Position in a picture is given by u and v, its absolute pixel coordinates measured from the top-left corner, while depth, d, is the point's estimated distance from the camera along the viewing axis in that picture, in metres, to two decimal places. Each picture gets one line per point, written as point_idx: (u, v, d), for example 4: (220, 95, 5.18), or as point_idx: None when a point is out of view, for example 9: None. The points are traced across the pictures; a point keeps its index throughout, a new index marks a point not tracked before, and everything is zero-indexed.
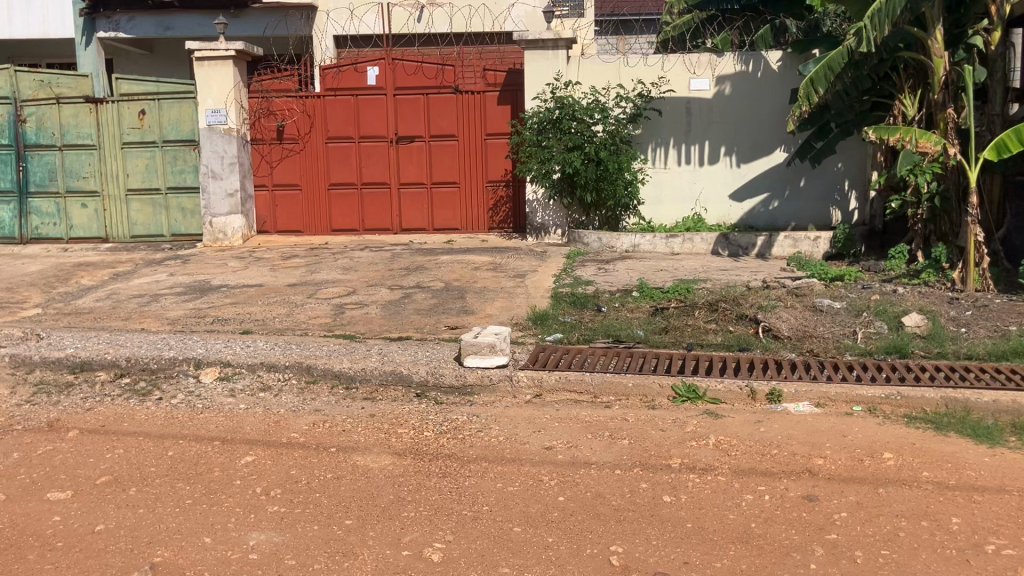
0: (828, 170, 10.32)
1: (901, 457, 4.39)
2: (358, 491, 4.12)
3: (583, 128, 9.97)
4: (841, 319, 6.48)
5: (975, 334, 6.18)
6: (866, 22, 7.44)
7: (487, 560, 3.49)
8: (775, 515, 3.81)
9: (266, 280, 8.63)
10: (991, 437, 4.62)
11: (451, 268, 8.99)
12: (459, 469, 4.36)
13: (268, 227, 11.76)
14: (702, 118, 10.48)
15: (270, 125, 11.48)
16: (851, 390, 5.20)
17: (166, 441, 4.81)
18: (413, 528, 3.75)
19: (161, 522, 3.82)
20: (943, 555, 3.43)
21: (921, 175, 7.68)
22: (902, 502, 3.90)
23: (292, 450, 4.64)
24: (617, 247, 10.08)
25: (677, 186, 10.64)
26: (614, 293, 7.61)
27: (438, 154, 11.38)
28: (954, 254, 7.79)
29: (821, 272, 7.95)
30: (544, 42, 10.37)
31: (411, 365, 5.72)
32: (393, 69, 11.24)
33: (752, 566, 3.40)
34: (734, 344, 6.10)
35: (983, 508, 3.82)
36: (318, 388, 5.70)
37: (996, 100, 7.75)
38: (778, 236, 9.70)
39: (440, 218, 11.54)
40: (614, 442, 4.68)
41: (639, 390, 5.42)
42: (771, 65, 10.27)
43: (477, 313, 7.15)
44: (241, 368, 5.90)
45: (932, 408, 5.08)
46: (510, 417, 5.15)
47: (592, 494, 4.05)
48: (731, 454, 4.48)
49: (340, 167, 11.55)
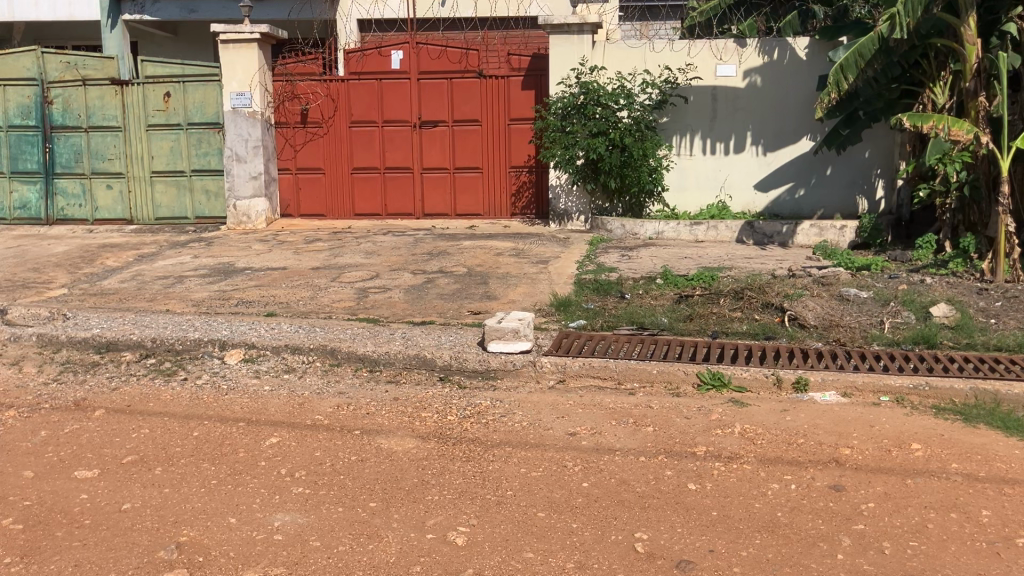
0: (854, 158, 10.22)
1: (929, 448, 4.34)
2: (382, 474, 4.13)
3: (607, 114, 9.91)
4: (868, 308, 6.38)
5: (1006, 325, 6.11)
6: (899, 9, 7.36)
7: (511, 545, 3.48)
8: (801, 505, 3.78)
9: (289, 263, 8.65)
10: (1020, 429, 4.56)
11: (473, 253, 8.96)
12: (482, 454, 4.36)
13: (290, 210, 11.78)
14: (728, 105, 10.38)
15: (294, 109, 11.49)
16: (878, 380, 5.15)
17: (191, 422, 4.83)
18: (437, 511, 3.75)
19: (187, 502, 3.84)
20: (973, 548, 3.39)
21: (950, 164, 7.61)
22: (931, 494, 3.85)
23: (315, 432, 4.65)
24: (641, 234, 10.03)
25: (701, 174, 10.56)
26: (638, 280, 7.58)
27: (461, 140, 11.35)
28: (983, 244, 7.72)
29: (847, 261, 7.92)
30: (569, 27, 10.31)
31: (435, 349, 5.71)
32: (418, 54, 11.22)
33: (778, 555, 3.37)
34: (760, 333, 6.06)
35: (1014, 500, 3.77)
36: (342, 371, 5.70)
37: None
38: (803, 224, 9.63)
39: (462, 203, 11.52)
40: (638, 430, 4.65)
41: (663, 377, 5.38)
42: (798, 52, 10.17)
43: (500, 298, 7.15)
44: (265, 351, 5.93)
45: (961, 399, 5.03)
46: (534, 402, 5.15)
47: (616, 481, 4.03)
48: (757, 443, 4.44)
49: (363, 151, 11.53)
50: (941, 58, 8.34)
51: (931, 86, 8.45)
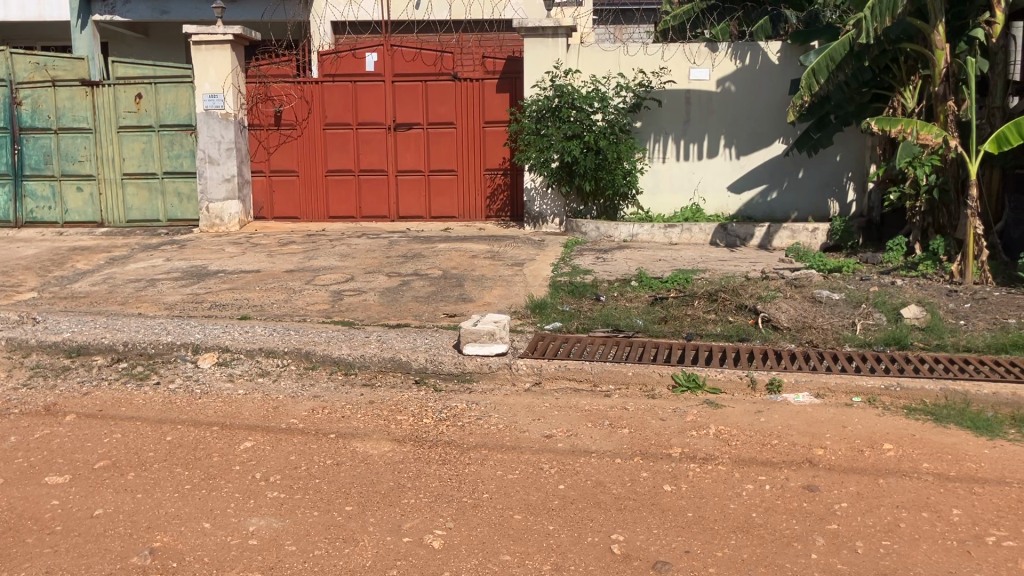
0: (826, 161, 10.32)
1: (901, 448, 4.39)
2: (359, 477, 4.11)
3: (582, 117, 9.96)
4: (840, 309, 6.43)
5: (975, 326, 6.19)
6: (867, 14, 7.40)
7: (488, 547, 3.48)
8: (775, 505, 3.82)
9: (263, 266, 8.60)
10: (991, 429, 4.62)
11: (449, 256, 8.96)
12: (458, 457, 4.35)
13: (264, 212, 11.71)
14: (701, 109, 10.45)
15: (267, 111, 11.42)
16: (851, 381, 5.20)
17: (164, 426, 4.79)
18: (414, 515, 3.74)
19: (160, 507, 3.80)
20: (944, 546, 3.44)
21: (921, 167, 7.76)
22: (902, 493, 3.90)
23: (291, 436, 4.62)
24: (615, 236, 10.07)
25: (675, 177, 10.62)
26: (613, 282, 7.61)
27: (436, 142, 11.33)
28: (952, 247, 7.86)
29: (820, 263, 8.02)
30: (544, 30, 10.33)
31: (410, 352, 5.69)
32: (392, 56, 11.19)
33: (753, 556, 3.40)
34: (734, 334, 6.11)
35: (983, 499, 3.82)
36: (317, 374, 5.68)
37: (997, 92, 7.85)
38: (777, 228, 9.70)
39: (437, 206, 11.50)
40: (614, 431, 4.67)
41: (639, 379, 5.41)
42: (771, 56, 10.25)
43: (476, 300, 7.15)
44: (239, 354, 5.88)
45: (931, 399, 5.09)
46: (511, 404, 5.15)
47: (592, 483, 4.05)
48: (732, 443, 4.48)
49: (337, 153, 11.49)
50: (912, 63, 8.48)
51: (901, 91, 8.58)
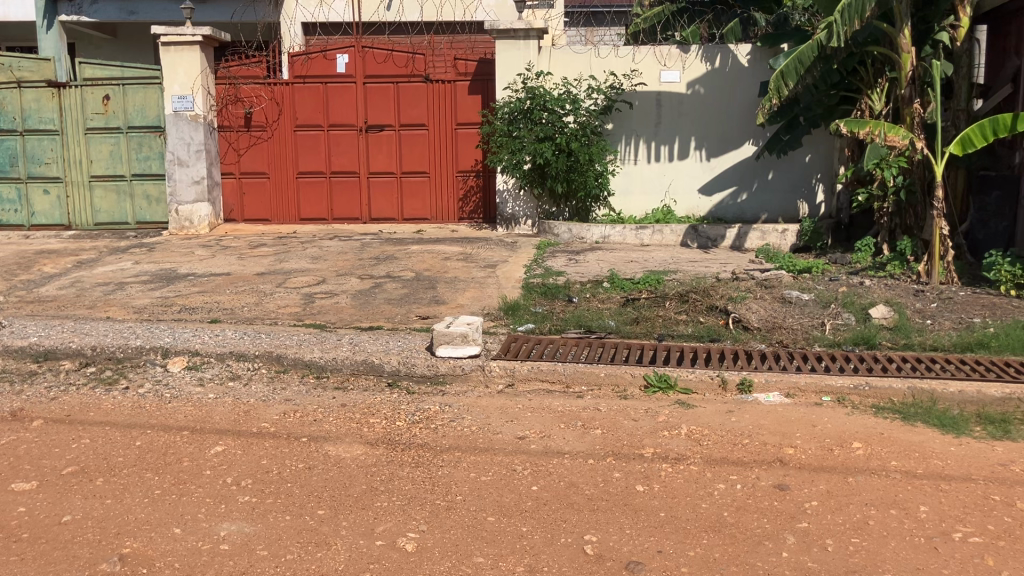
0: (795, 163, 10.42)
1: (870, 446, 4.44)
2: (331, 481, 4.09)
3: (554, 119, 9.97)
4: (809, 310, 6.50)
5: (941, 326, 6.27)
6: (836, 18, 7.48)
7: (461, 550, 3.47)
8: (746, 504, 3.85)
9: (233, 268, 8.54)
10: (957, 427, 4.69)
11: (421, 258, 8.94)
12: (431, 459, 4.34)
13: (234, 215, 11.63)
14: (672, 111, 10.52)
15: (237, 112, 11.34)
16: (820, 380, 5.25)
17: (133, 431, 4.74)
18: (386, 518, 3.73)
19: (130, 513, 3.76)
20: (912, 543, 3.48)
21: (888, 169, 7.86)
22: (871, 491, 3.95)
23: (262, 440, 4.59)
24: (587, 238, 10.10)
25: (646, 179, 10.68)
26: (586, 284, 7.64)
27: (407, 144, 11.31)
28: (919, 248, 7.96)
29: (790, 265, 8.09)
30: (515, 33, 10.34)
31: (383, 355, 5.67)
32: (363, 58, 11.16)
33: (725, 555, 3.42)
34: (705, 335, 6.16)
35: (950, 496, 3.88)
36: (288, 377, 5.64)
37: (961, 95, 8.05)
38: (748, 229, 9.78)
39: (409, 208, 11.48)
40: (587, 432, 4.69)
41: (611, 380, 5.43)
42: (740, 59, 10.34)
43: (449, 303, 7.14)
44: (210, 357, 5.83)
45: (899, 398, 5.15)
46: (483, 406, 5.15)
47: (565, 484, 4.06)
48: (703, 443, 4.51)
49: (308, 155, 11.43)
50: (878, 66, 8.57)
51: (868, 93, 8.67)
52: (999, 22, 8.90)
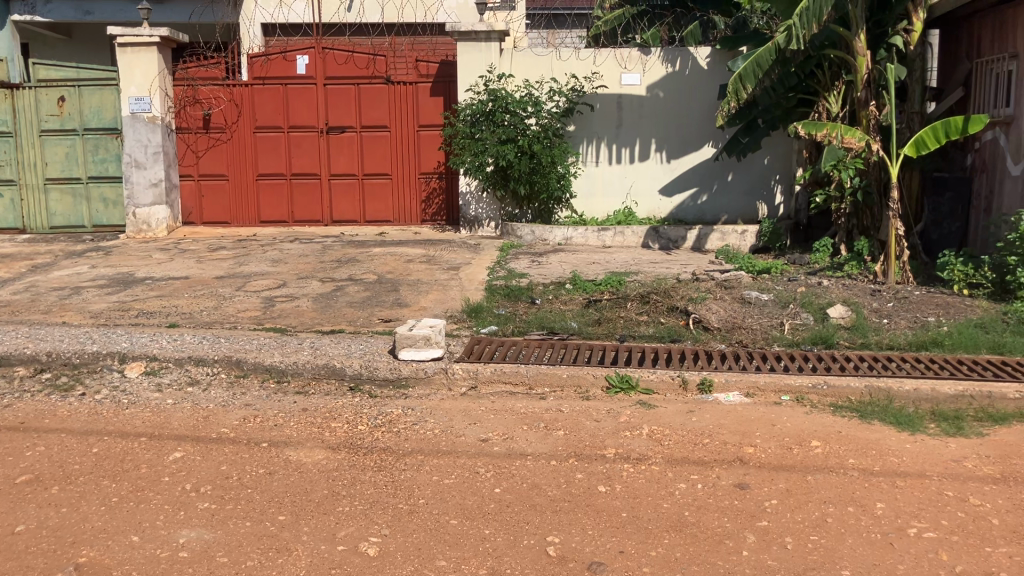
0: (754, 165, 10.53)
1: (828, 444, 4.50)
2: (292, 486, 4.06)
3: (516, 121, 9.98)
4: (768, 310, 6.58)
5: (897, 325, 6.37)
6: (794, 21, 7.56)
7: (423, 553, 3.46)
8: (707, 503, 3.88)
9: (192, 272, 8.43)
10: (912, 425, 4.77)
11: (383, 260, 8.90)
12: (394, 463, 4.33)
13: (193, 218, 11.49)
14: (633, 113, 10.58)
15: (196, 114, 11.21)
16: (779, 380, 5.31)
17: (90, 438, 4.67)
18: (348, 522, 3.71)
19: (86, 521, 3.70)
20: (868, 539, 3.54)
21: (845, 171, 8.00)
22: (829, 489, 4.00)
23: (222, 446, 4.54)
24: (550, 239, 10.13)
25: (608, 181, 10.73)
26: (548, 285, 7.66)
27: (368, 146, 11.25)
28: (876, 248, 8.09)
29: (749, 265, 8.18)
30: (476, 35, 10.35)
31: (344, 358, 5.64)
32: (323, 59, 11.09)
33: (686, 554, 3.45)
34: (666, 335, 6.20)
35: (905, 493, 3.94)
36: (248, 382, 5.59)
37: (914, 98, 8.08)
38: (708, 232, 9.90)
39: (371, 210, 11.42)
40: (550, 434, 4.70)
41: (573, 381, 5.45)
42: (700, 61, 10.43)
43: (412, 305, 7.12)
44: (168, 363, 5.75)
45: (856, 397, 5.22)
46: (446, 409, 5.14)
47: (528, 485, 4.07)
48: (664, 443, 4.54)
49: (268, 157, 11.34)
50: (834, 69, 8.70)
51: (824, 95, 8.80)
52: (951, 27, 9.10)
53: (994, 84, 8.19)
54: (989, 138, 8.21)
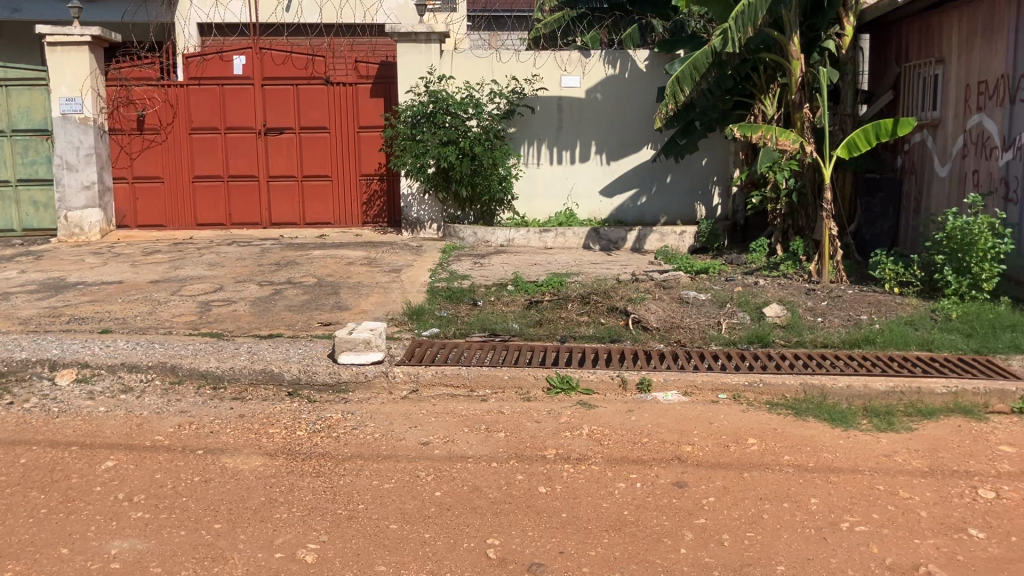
0: (692, 166, 10.68)
1: (764, 442, 4.58)
2: (228, 494, 4.00)
3: (457, 123, 9.95)
4: (706, 309, 6.67)
5: (831, 323, 6.50)
6: (730, 24, 7.63)
7: (362, 559, 3.44)
8: (646, 502, 3.92)
9: (126, 277, 8.25)
10: (845, 421, 4.87)
11: (323, 263, 8.81)
12: (333, 468, 4.28)
13: (127, 221, 11.25)
14: (573, 115, 10.64)
15: (129, 115, 10.97)
16: (716, 378, 5.38)
17: (18, 448, 4.53)
18: (285, 529, 3.66)
19: (13, 534, 3.60)
20: (803, 534, 3.60)
21: (780, 172, 8.23)
22: (766, 485, 4.06)
23: (155, 454, 4.45)
24: (492, 241, 10.13)
25: (549, 182, 10.77)
26: (490, 287, 7.65)
27: (308, 147, 11.13)
28: (810, 247, 8.24)
29: (687, 266, 8.28)
30: (416, 36, 10.29)
31: (282, 363, 5.57)
32: (261, 59, 10.94)
33: (625, 553, 3.48)
34: (606, 335, 6.24)
35: (839, 488, 4.03)
36: (183, 389, 5.49)
37: (846, 100, 8.45)
38: (647, 231, 9.96)
39: (310, 212, 11.30)
40: (490, 436, 4.70)
41: (514, 382, 5.45)
42: (638, 64, 10.53)
43: (352, 308, 7.06)
44: (100, 370, 5.62)
45: (791, 394, 5.31)
46: (386, 413, 5.11)
47: (468, 488, 4.06)
48: (604, 443, 4.57)
49: (205, 159, 11.15)
50: (770, 72, 8.84)
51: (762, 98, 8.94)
52: (881, 31, 9.30)
53: (921, 88, 8.44)
54: (918, 140, 8.45)
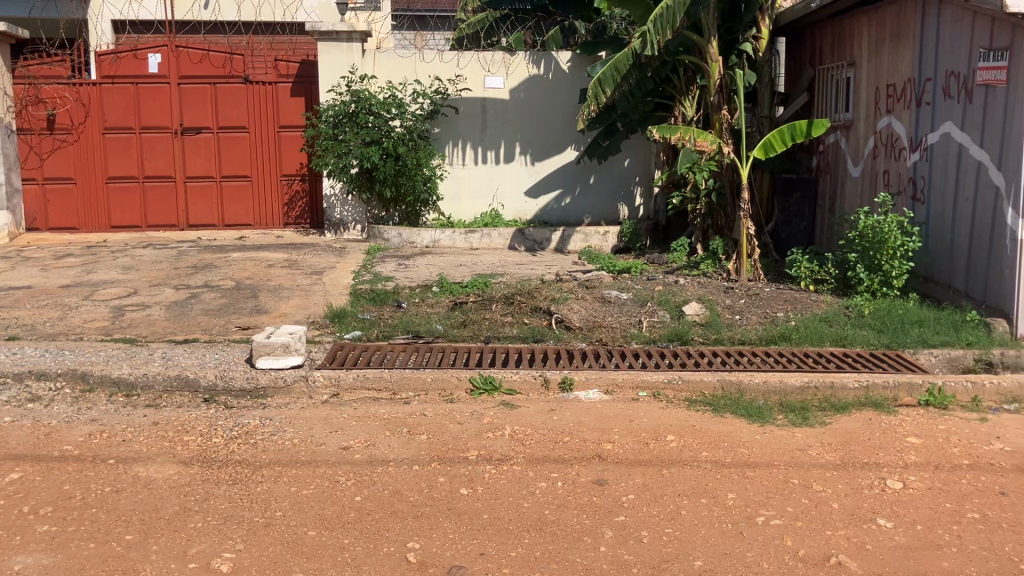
0: (615, 167, 10.79)
1: (682, 438, 4.64)
2: (139, 504, 3.88)
3: (380, 123, 9.86)
4: (627, 309, 6.74)
5: (749, 320, 6.62)
6: (649, 27, 7.70)
7: (279, 567, 3.37)
8: (567, 501, 3.93)
9: (35, 281, 7.97)
10: (762, 416, 4.97)
11: (243, 266, 8.65)
12: (250, 475, 4.20)
13: (38, 223, 10.88)
14: (497, 116, 10.65)
15: (39, 114, 10.62)
16: (637, 376, 5.44)
17: None
18: (199, 539, 3.57)
19: None
20: (720, 529, 3.66)
21: (700, 172, 8.34)
22: (685, 481, 4.12)
23: (63, 464, 4.30)
24: (418, 242, 10.07)
25: (473, 183, 10.75)
26: (414, 288, 7.60)
27: (227, 147, 10.92)
28: (730, 246, 8.37)
29: (609, 266, 8.35)
30: (338, 35, 10.17)
31: (198, 369, 5.44)
32: (177, 57, 10.68)
33: (545, 552, 3.49)
34: (529, 335, 6.26)
35: (755, 482, 4.10)
36: (95, 397, 5.32)
37: (764, 103, 8.44)
38: (571, 231, 10.02)
39: (231, 214, 11.08)
40: (412, 438, 4.66)
41: (437, 384, 5.42)
42: (561, 65, 10.60)
43: (272, 312, 6.94)
44: (5, 379, 5.41)
45: (710, 390, 5.40)
46: (306, 418, 5.03)
47: (389, 492, 4.02)
48: (525, 443, 4.57)
49: (119, 159, 10.84)
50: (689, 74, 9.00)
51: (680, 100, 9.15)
52: (796, 35, 9.54)
53: (834, 90, 8.68)
54: (831, 141, 8.71)
